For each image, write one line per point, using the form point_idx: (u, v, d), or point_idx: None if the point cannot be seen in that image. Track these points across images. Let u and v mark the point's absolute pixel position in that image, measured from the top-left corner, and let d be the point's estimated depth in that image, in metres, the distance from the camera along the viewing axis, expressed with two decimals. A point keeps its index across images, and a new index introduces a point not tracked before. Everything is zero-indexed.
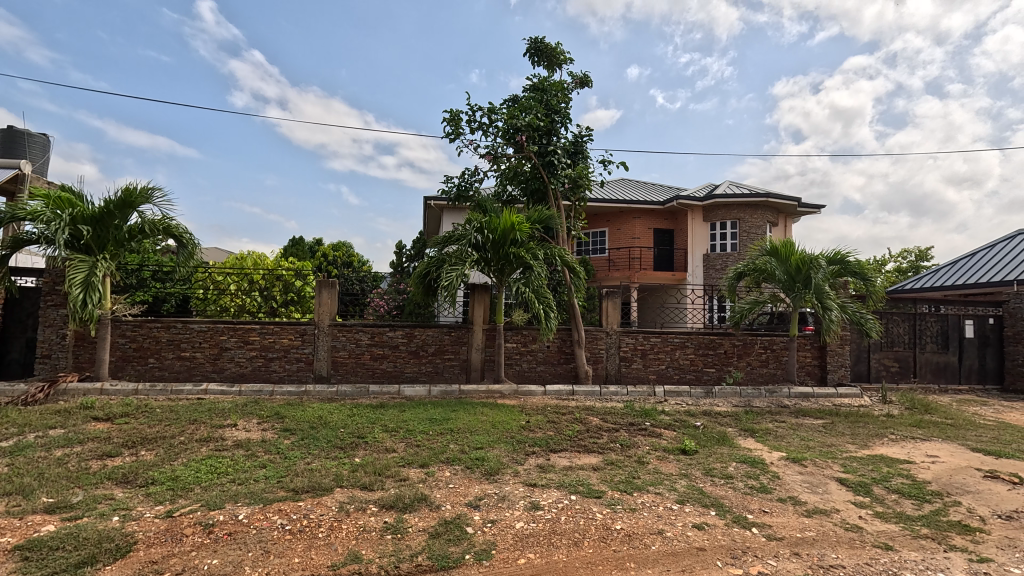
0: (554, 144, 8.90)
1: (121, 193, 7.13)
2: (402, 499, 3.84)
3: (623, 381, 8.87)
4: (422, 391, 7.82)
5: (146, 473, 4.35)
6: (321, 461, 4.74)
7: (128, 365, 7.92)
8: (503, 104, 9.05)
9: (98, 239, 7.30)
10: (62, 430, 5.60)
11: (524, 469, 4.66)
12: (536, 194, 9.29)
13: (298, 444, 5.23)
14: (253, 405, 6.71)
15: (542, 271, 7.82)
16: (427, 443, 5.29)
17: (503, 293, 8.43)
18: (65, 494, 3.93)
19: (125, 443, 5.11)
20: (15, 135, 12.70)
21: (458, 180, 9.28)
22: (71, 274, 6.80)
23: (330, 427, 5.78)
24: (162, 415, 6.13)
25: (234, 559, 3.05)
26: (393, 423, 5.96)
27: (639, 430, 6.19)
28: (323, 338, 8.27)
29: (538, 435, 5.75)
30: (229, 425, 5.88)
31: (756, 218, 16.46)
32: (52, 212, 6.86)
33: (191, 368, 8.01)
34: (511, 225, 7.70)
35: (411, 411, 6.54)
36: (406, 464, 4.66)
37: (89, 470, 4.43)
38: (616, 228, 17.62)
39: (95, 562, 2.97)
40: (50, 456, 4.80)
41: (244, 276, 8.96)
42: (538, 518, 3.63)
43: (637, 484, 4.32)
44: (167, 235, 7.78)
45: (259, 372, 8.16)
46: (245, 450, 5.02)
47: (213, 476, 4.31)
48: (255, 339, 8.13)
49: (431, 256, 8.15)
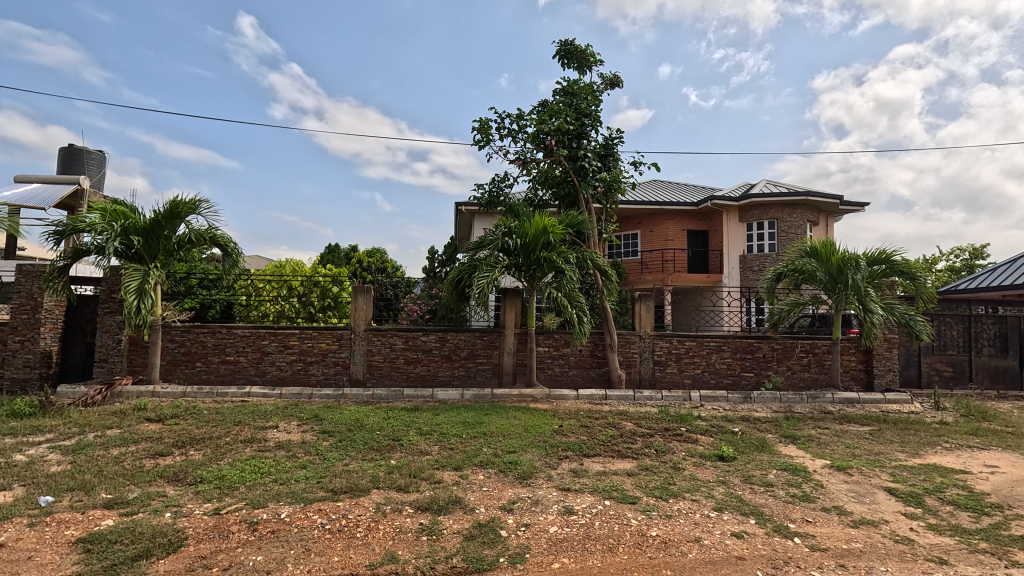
0: (584, 148, 8.92)
1: (171, 204, 7.52)
2: (437, 501, 3.89)
3: (658, 386, 8.73)
4: (455, 395, 7.91)
5: (195, 472, 4.56)
6: (359, 463, 4.86)
7: (177, 369, 8.30)
8: (532, 110, 9.09)
9: (149, 249, 7.70)
10: (119, 430, 5.92)
11: (557, 474, 4.65)
12: (567, 199, 9.26)
13: (336, 445, 5.37)
14: (293, 408, 6.92)
15: (574, 276, 7.78)
16: (461, 446, 5.35)
17: (534, 298, 8.42)
18: (122, 491, 4.16)
19: (176, 443, 5.37)
20: (75, 153, 13.58)
21: (489, 186, 9.35)
22: (125, 282, 7.22)
23: (366, 429, 5.91)
24: (208, 417, 6.39)
25: (278, 556, 3.17)
26: (428, 426, 6.04)
27: (674, 436, 6.07)
28: (359, 342, 8.48)
29: (571, 439, 5.72)
30: (271, 426, 6.09)
31: (795, 216, 15.98)
32: (107, 223, 7.29)
33: (235, 372, 8.33)
34: (543, 228, 7.72)
35: (444, 414, 6.59)
36: (440, 467, 4.72)
37: (141, 469, 4.66)
38: (649, 230, 17.36)
39: (150, 555, 3.14)
40: (108, 454, 5.09)
41: (283, 283, 9.25)
42: (573, 523, 3.61)
43: (673, 491, 4.25)
44: (213, 244, 8.14)
45: (298, 375, 8.42)
46: (286, 451, 5.20)
47: (256, 476, 4.48)
48: (294, 344, 8.41)
49: (462, 261, 8.23)
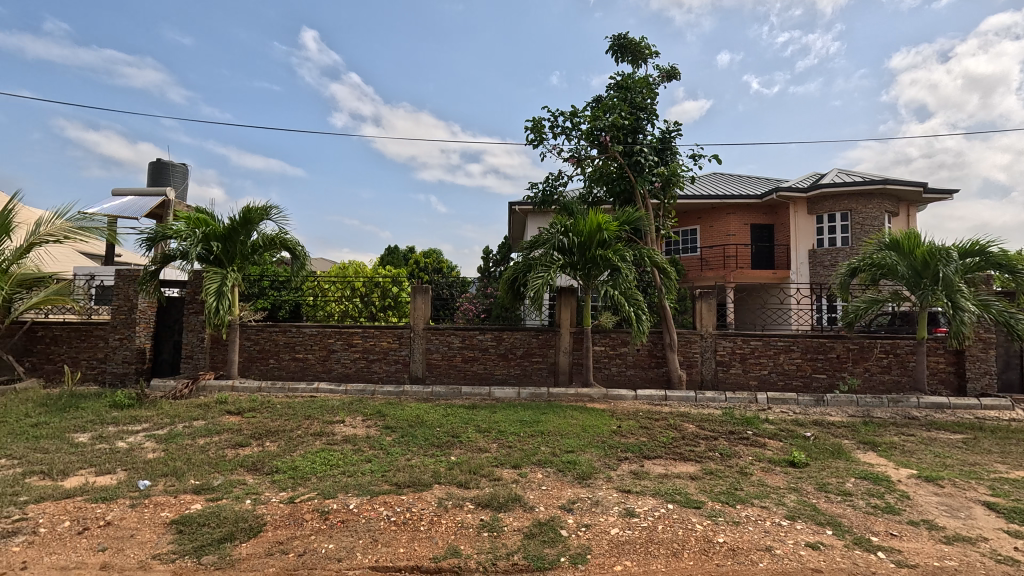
0: (640, 142, 8.71)
1: (245, 212, 8.04)
2: (497, 498, 3.94)
3: (721, 387, 8.41)
4: (511, 393, 7.97)
5: (271, 462, 4.86)
6: (421, 458, 5.00)
7: (253, 365, 8.87)
8: (585, 106, 9.00)
9: (227, 253, 8.27)
10: (203, 421, 6.41)
11: (617, 475, 4.58)
12: (623, 195, 9.09)
13: (398, 441, 5.55)
14: (358, 404, 7.22)
15: (631, 274, 7.63)
16: (519, 444, 5.38)
17: (590, 296, 8.32)
18: (208, 477, 4.51)
19: (254, 435, 5.74)
20: (162, 167, 14.82)
21: (543, 185, 9.34)
22: (206, 284, 7.79)
23: (427, 426, 6.07)
24: (282, 410, 6.79)
25: (347, 545, 3.32)
26: (486, 424, 6.12)
27: (740, 439, 5.82)
28: (418, 341, 8.72)
29: (630, 440, 5.62)
30: (338, 421, 6.38)
31: (871, 207, 14.88)
32: (190, 230, 7.91)
33: (304, 368, 8.79)
34: (598, 226, 7.63)
35: (502, 412, 6.66)
36: (499, 464, 4.77)
37: (224, 457, 5.03)
38: (709, 225, 16.73)
39: (233, 539, 3.38)
40: (196, 443, 5.53)
41: (347, 283, 9.65)
42: (635, 525, 3.54)
43: (740, 496, 4.07)
44: (283, 248, 8.64)
45: (362, 372, 8.77)
46: (352, 445, 5.43)
47: (326, 467, 4.72)
48: (358, 342, 8.76)
49: (517, 260, 8.26)
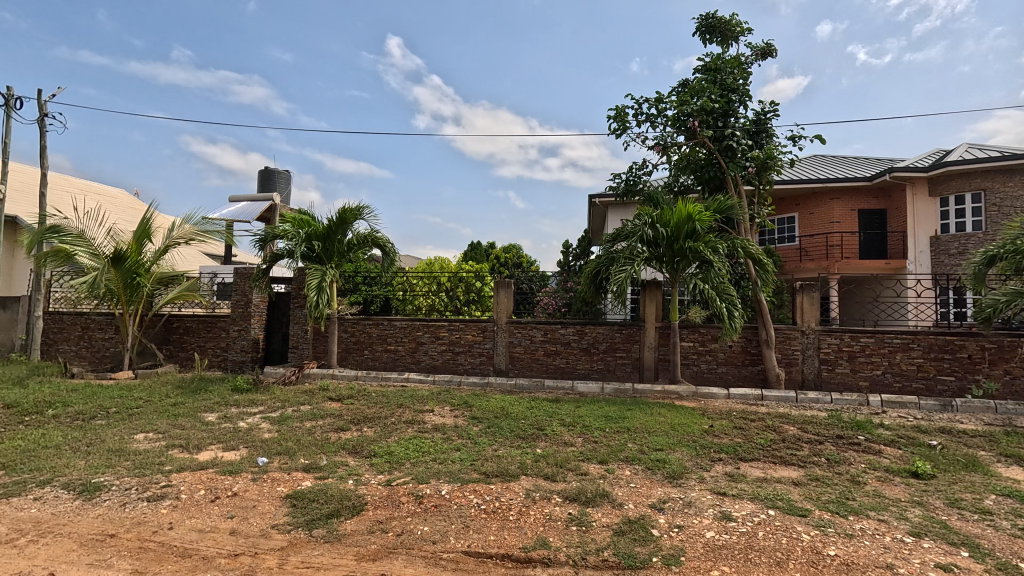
0: (731, 126, 8.19)
1: (341, 212, 8.62)
2: (585, 493, 3.91)
3: (825, 388, 7.75)
4: (595, 388, 7.88)
5: (369, 446, 5.19)
6: (507, 449, 5.10)
7: (350, 355, 9.51)
8: (671, 92, 8.62)
9: (327, 252, 8.92)
10: (309, 406, 7.00)
11: (711, 476, 4.37)
12: (713, 183, 8.62)
13: (485, 431, 5.69)
14: (446, 394, 7.50)
15: (722, 266, 7.23)
16: (605, 440, 5.31)
17: (677, 290, 7.99)
18: (316, 458, 4.91)
19: (353, 420, 6.17)
20: (269, 174, 16.28)
21: (626, 175, 9.10)
22: (309, 280, 8.46)
23: (512, 418, 6.17)
24: (377, 398, 7.23)
25: (441, 528, 3.46)
26: (570, 418, 6.10)
27: (850, 445, 5.33)
28: (501, 335, 8.88)
29: (724, 441, 5.34)
30: (428, 410, 6.67)
31: (1012, 185, 12.91)
32: (295, 231, 8.63)
33: (395, 359, 9.28)
34: (687, 216, 7.30)
35: (586, 407, 6.61)
36: (585, 459, 4.74)
37: (328, 440, 5.45)
38: (808, 212, 15.42)
39: (339, 515, 3.66)
40: (304, 426, 6.05)
41: (433, 279, 10.03)
42: (732, 530, 3.36)
43: (852, 507, 3.72)
44: (375, 246, 9.16)
45: (448, 364, 9.09)
46: (442, 433, 5.66)
47: (419, 454, 4.95)
48: (444, 335, 9.10)
49: (599, 254, 8.10)
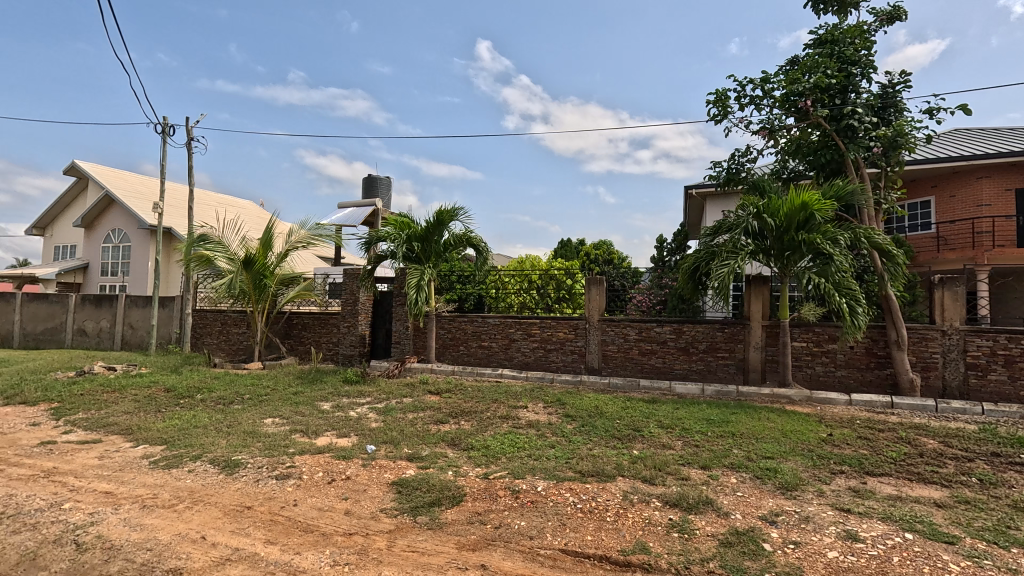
0: (852, 103, 7.37)
1: (438, 214, 9.00)
2: (686, 499, 3.74)
3: (972, 397, 6.73)
4: (694, 390, 7.49)
5: (467, 439, 5.37)
6: (602, 449, 5.01)
7: (447, 351, 9.92)
8: (779, 70, 7.95)
9: (425, 252, 9.36)
10: (411, 399, 7.41)
11: (832, 490, 3.96)
12: (830, 167, 7.81)
13: (579, 430, 5.64)
14: (539, 391, 7.56)
15: (843, 259, 6.52)
16: (707, 445, 5.03)
17: (787, 285, 7.35)
18: (418, 448, 5.18)
19: (451, 414, 6.42)
20: (372, 181, 17.46)
21: (727, 163, 8.55)
22: (409, 279, 8.95)
23: (606, 417, 6.05)
24: (473, 393, 7.46)
25: (538, 524, 3.49)
26: (668, 420, 5.86)
27: (1009, 464, 4.56)
28: (594, 332, 8.76)
29: (846, 452, 4.82)
30: (522, 406, 6.76)
31: None
32: (397, 233, 9.16)
33: (489, 355, 9.53)
34: (804, 205, 6.65)
35: (685, 409, 6.31)
36: (686, 463, 4.53)
37: (429, 431, 5.72)
38: (949, 195, 13.45)
39: (441, 504, 3.83)
40: (407, 417, 6.41)
41: (525, 277, 10.15)
42: (860, 552, 3.02)
43: (1016, 537, 3.18)
44: (469, 245, 9.46)
45: (540, 361, 9.14)
46: (537, 430, 5.70)
47: (514, 449, 5.04)
48: (536, 332, 9.17)
49: (698, 248, 7.65)
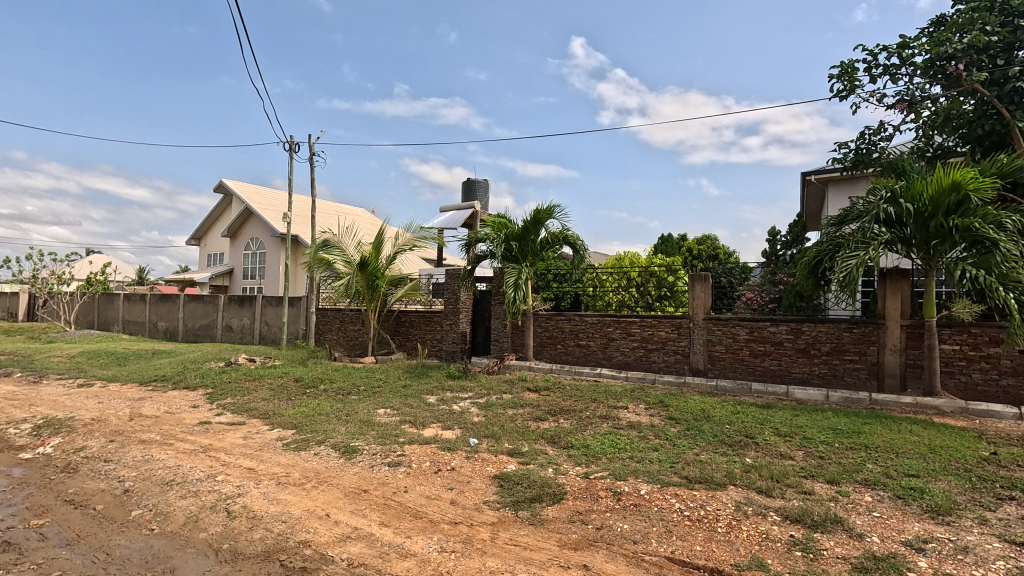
0: (1020, 61, 6.23)
1: (535, 213, 9.08)
2: (810, 515, 3.39)
3: None
4: (817, 396, 6.79)
5: (566, 437, 5.35)
6: (711, 455, 4.72)
7: (545, 349, 9.95)
8: (920, 33, 6.95)
9: (523, 251, 9.48)
10: (511, 395, 7.55)
11: (999, 519, 3.36)
12: (989, 139, 6.67)
13: (685, 433, 5.36)
14: (640, 392, 7.31)
15: (1009, 247, 5.53)
16: (834, 457, 4.53)
17: (934, 279, 6.41)
18: (519, 444, 5.26)
19: (550, 411, 6.43)
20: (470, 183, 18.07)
21: (855, 144, 7.64)
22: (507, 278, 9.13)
23: (715, 422, 5.69)
24: (571, 392, 7.42)
25: (642, 529, 3.38)
26: (787, 427, 5.36)
27: None
28: (699, 332, 8.29)
29: (1017, 475, 4.07)
30: (622, 406, 6.59)
31: None
32: (496, 233, 9.39)
33: (588, 354, 9.40)
34: (956, 185, 5.74)
35: (806, 416, 5.74)
36: (809, 476, 4.11)
37: (529, 428, 5.78)
38: None
39: (542, 501, 3.85)
40: (507, 413, 6.53)
41: (623, 274, 9.87)
42: None
43: None
44: (566, 243, 9.42)
45: (641, 361, 8.84)
46: (639, 432, 5.52)
47: (616, 450, 4.92)
48: (636, 331, 8.89)
49: (820, 240, 6.91)
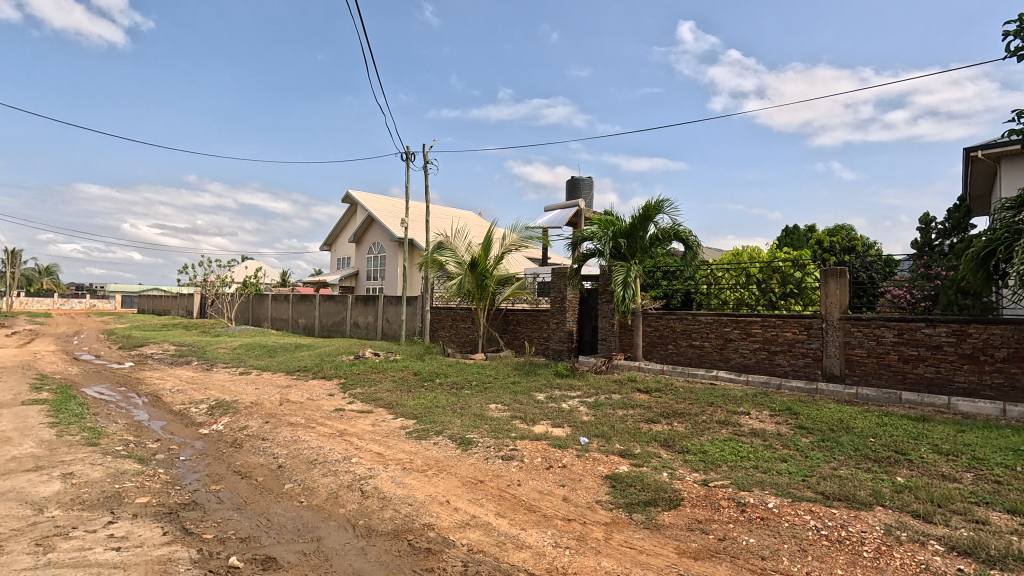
0: None
1: (644, 209, 8.80)
2: (984, 548, 2.91)
3: None
4: (988, 409, 5.84)
5: (681, 441, 5.13)
6: (851, 470, 4.24)
7: (654, 349, 9.53)
8: None
9: (631, 249, 9.24)
10: (620, 395, 7.40)
11: None
12: None
13: (818, 445, 4.86)
14: (764, 397, 6.76)
15: None
16: (1015, 483, 3.82)
17: None
18: (630, 445, 5.14)
19: (663, 414, 6.20)
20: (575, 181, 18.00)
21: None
22: (615, 276, 8.95)
23: (855, 434, 5.08)
24: (685, 394, 7.09)
25: (771, 545, 3.13)
26: (949, 445, 4.63)
27: None
28: (834, 333, 7.46)
29: None
30: (743, 412, 6.15)
31: None
32: (602, 231, 9.25)
33: (702, 355, 8.88)
34: None
35: (974, 433, 4.91)
36: (981, 503, 3.52)
37: (640, 430, 5.62)
38: None
39: (657, 505, 3.73)
40: (617, 414, 6.42)
41: (741, 271, 9.18)
42: None
43: None
44: (677, 239, 9.01)
45: (763, 365, 8.16)
46: (763, 440, 5.12)
47: (737, 458, 4.60)
48: (757, 332, 8.23)
49: (991, 228, 5.86)
